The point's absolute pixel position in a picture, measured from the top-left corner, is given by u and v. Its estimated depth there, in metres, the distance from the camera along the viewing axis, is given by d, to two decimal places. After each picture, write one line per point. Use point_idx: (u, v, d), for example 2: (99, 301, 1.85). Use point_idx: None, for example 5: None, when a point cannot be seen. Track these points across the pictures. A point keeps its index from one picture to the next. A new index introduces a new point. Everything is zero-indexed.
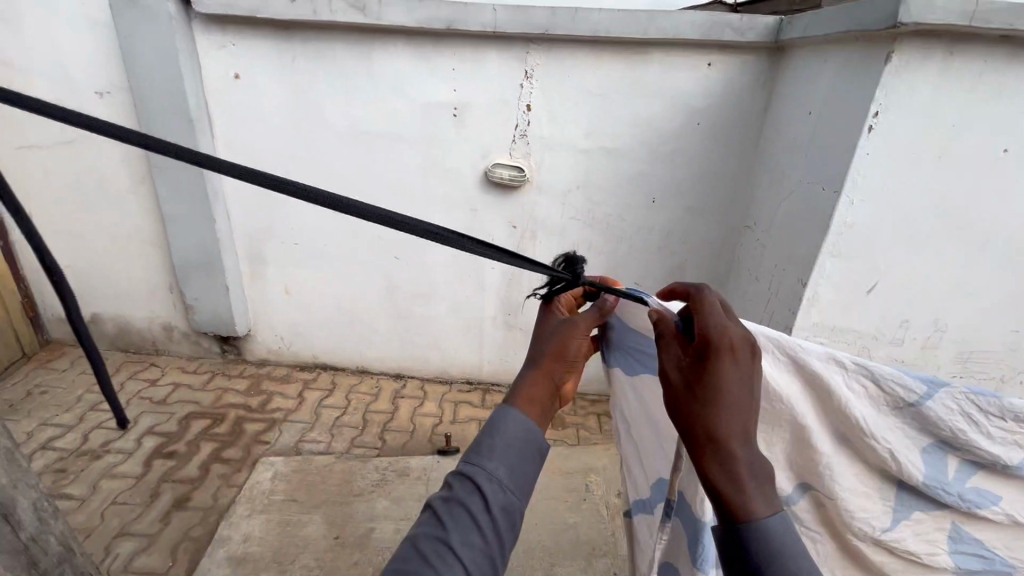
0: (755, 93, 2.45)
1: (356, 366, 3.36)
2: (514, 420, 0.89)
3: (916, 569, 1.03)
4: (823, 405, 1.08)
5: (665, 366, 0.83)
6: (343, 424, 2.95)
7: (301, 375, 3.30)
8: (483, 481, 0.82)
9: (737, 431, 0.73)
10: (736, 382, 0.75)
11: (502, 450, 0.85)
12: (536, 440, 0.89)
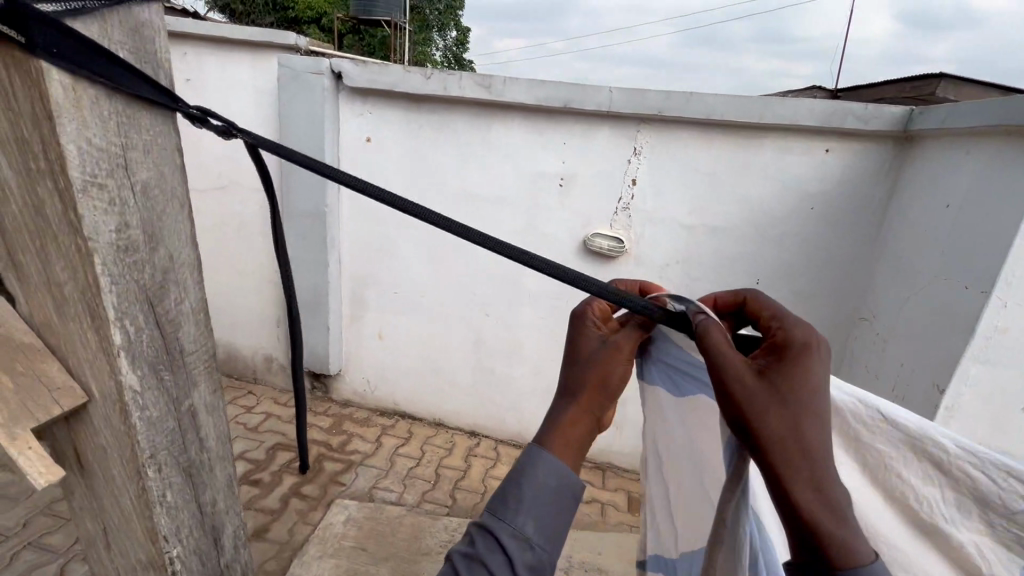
0: (878, 181, 2.36)
1: (433, 419, 3.39)
2: (547, 466, 0.74)
3: None
4: (891, 491, 0.83)
5: (733, 367, 0.65)
6: (416, 475, 2.95)
7: (380, 421, 3.37)
8: (504, 536, 0.72)
9: (821, 450, 0.61)
10: (823, 395, 0.64)
11: (531, 502, 0.73)
12: (570, 485, 0.74)
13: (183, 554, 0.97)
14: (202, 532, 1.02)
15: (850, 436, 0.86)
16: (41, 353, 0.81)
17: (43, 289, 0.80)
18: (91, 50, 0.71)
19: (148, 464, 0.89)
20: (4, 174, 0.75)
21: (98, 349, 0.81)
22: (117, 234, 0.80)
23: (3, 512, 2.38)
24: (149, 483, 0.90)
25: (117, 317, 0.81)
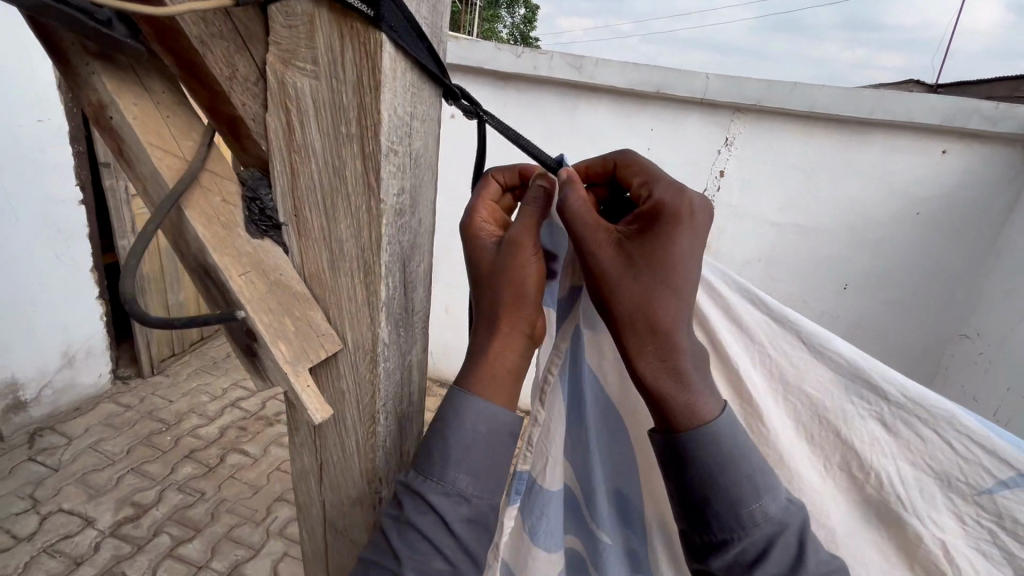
0: (1001, 188, 2.21)
1: None
2: (473, 409, 0.68)
3: None
4: (845, 450, 0.80)
5: (597, 253, 0.68)
6: None
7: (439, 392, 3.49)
8: (437, 500, 0.65)
9: (676, 318, 0.65)
10: (684, 263, 0.67)
11: (458, 457, 0.66)
12: (507, 424, 0.69)
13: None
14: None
15: (781, 375, 0.86)
16: (311, 307, 0.66)
17: (316, 255, 0.65)
18: (414, 25, 0.56)
19: (380, 459, 0.76)
20: (308, 137, 0.59)
21: (365, 335, 0.68)
22: (400, 201, 0.63)
23: (110, 439, 2.64)
24: (376, 484, 0.77)
25: (387, 305, 0.67)
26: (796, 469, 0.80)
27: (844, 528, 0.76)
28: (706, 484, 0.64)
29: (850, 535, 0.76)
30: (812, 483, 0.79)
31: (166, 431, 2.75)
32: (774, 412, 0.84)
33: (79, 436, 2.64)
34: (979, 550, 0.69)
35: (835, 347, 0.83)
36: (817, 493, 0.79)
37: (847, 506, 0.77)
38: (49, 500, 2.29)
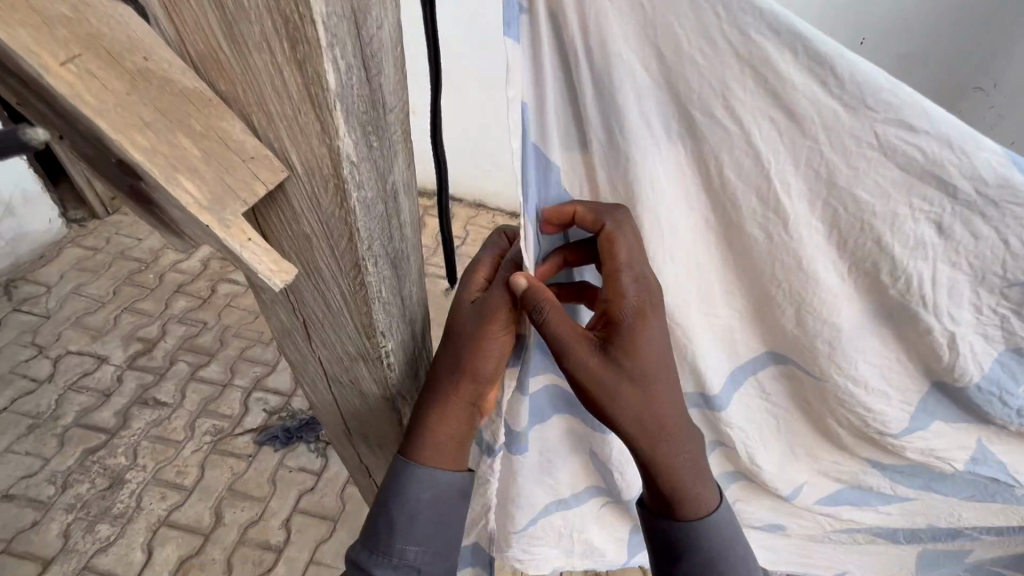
0: None
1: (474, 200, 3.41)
2: (422, 479, 0.81)
3: (868, 444, 0.90)
4: (875, 255, 0.72)
5: (582, 362, 0.71)
6: (462, 254, 3.07)
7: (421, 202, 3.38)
8: (382, 571, 0.81)
9: (672, 414, 0.76)
10: (659, 372, 0.74)
11: (404, 530, 0.81)
12: (450, 481, 0.83)
13: (404, 401, 0.88)
14: (420, 379, 0.91)
15: (823, 170, 0.69)
16: (223, 116, 0.54)
17: (202, 20, 0.50)
18: None
19: (374, 312, 0.72)
20: None
21: (325, 158, 0.57)
22: None
23: (91, 283, 2.57)
24: (378, 340, 0.75)
25: (342, 100, 0.53)
26: (819, 282, 0.76)
27: (855, 332, 0.78)
28: (707, 561, 0.81)
29: (862, 336, 0.79)
30: (834, 290, 0.76)
31: (146, 269, 2.67)
32: (802, 213, 0.73)
33: (57, 283, 2.56)
34: (983, 335, 0.73)
35: (907, 127, 0.63)
36: (839, 301, 0.77)
37: (868, 309, 0.77)
38: (54, 345, 2.33)
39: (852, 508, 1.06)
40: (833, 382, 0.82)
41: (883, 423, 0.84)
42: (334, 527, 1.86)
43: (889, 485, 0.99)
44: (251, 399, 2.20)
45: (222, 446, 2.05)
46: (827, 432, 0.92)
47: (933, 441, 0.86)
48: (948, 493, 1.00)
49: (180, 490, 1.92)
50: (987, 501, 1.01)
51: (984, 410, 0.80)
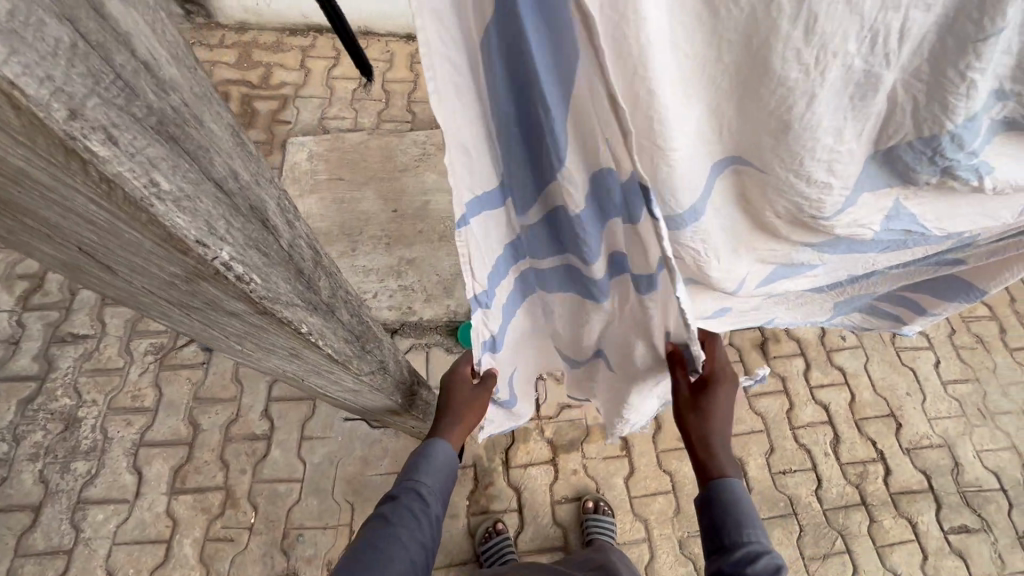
0: None
1: (357, 28, 2.86)
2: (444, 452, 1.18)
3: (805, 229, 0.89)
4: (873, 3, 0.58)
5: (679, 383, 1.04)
6: (363, 97, 2.67)
7: (294, 42, 2.81)
8: (420, 492, 1.12)
9: (719, 426, 1.03)
10: (721, 409, 1.03)
11: (431, 471, 1.15)
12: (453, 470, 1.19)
13: (295, 310, 0.73)
14: (304, 278, 0.75)
15: None
16: None
17: None
18: None
19: (167, 220, 0.51)
20: None
21: None
22: None
23: None
24: (205, 251, 0.56)
25: None
26: (808, 61, 0.61)
27: (827, 124, 0.69)
28: (726, 513, 1.00)
29: (831, 127, 0.69)
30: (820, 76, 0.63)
31: None
32: None
33: None
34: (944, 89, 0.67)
35: None
36: (822, 82, 0.63)
37: (848, 93, 0.66)
38: None
39: (784, 283, 1.10)
40: (778, 174, 0.75)
41: (818, 210, 0.81)
42: (314, 405, 1.90)
43: (816, 255, 1.01)
44: None
45: (169, 361, 1.95)
46: (765, 223, 0.89)
47: (860, 216, 0.86)
48: (866, 252, 1.05)
49: (143, 412, 1.87)
50: (902, 249, 1.08)
51: (910, 169, 0.78)
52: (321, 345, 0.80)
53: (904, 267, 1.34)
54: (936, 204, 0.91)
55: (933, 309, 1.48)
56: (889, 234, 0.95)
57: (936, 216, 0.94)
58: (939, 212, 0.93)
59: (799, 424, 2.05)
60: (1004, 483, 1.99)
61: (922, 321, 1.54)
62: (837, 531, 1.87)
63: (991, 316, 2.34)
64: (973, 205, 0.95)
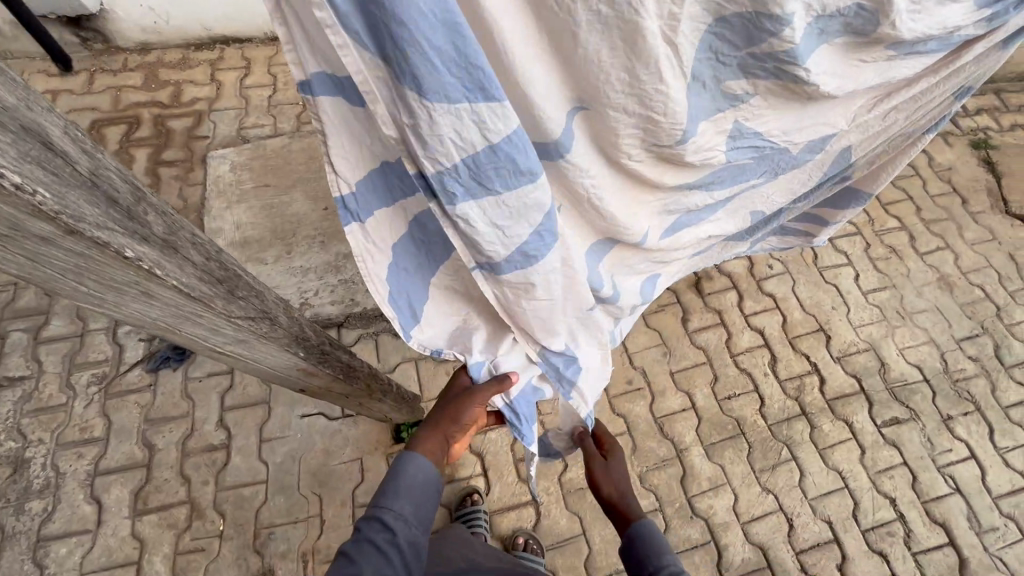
0: None
1: (265, 34, 2.83)
2: (417, 464, 1.06)
3: (664, 165, 0.95)
4: None
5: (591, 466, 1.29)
6: (279, 102, 2.66)
7: (201, 57, 2.77)
8: (390, 518, 0.99)
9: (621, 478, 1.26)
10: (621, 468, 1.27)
11: (404, 490, 1.02)
12: (433, 481, 1.07)
13: (114, 232, 0.56)
14: (121, 208, 0.58)
15: None
16: None
17: None
18: None
19: None
20: None
21: None
22: None
23: None
24: None
25: None
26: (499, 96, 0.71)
27: (481, 156, 0.75)
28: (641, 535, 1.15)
29: (475, 162, 0.76)
30: (453, 107, 0.70)
31: None
32: None
33: None
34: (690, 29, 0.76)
35: None
36: (442, 119, 0.70)
37: (498, 118, 0.72)
38: None
39: (689, 229, 1.19)
40: (608, 115, 0.81)
41: (659, 142, 0.88)
42: (269, 407, 1.91)
43: (707, 197, 1.12)
44: (120, 335, 2.01)
45: (114, 389, 1.93)
46: (634, 173, 0.95)
47: (705, 141, 0.94)
48: (750, 181, 1.15)
49: (93, 442, 1.85)
50: (780, 175, 1.19)
51: (716, 84, 0.88)
52: (156, 301, 0.66)
53: (809, 196, 1.41)
54: (774, 119, 1.01)
55: (833, 218, 1.58)
56: (743, 153, 1.04)
57: (776, 130, 1.04)
58: (778, 126, 1.03)
59: (739, 351, 2.17)
60: (926, 374, 2.16)
61: (828, 230, 1.62)
62: (783, 442, 2.00)
63: (901, 227, 2.52)
64: (805, 117, 1.05)
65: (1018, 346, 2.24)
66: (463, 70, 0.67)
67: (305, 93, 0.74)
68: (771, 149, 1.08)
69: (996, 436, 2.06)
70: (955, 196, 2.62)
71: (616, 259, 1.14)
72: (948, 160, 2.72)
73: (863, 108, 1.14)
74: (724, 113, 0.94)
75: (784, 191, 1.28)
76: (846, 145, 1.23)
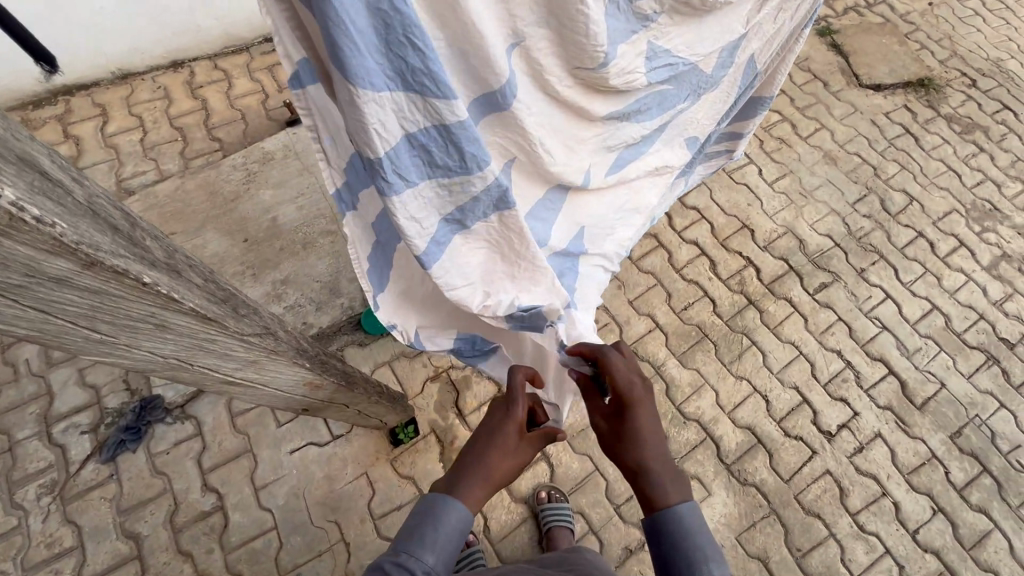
0: None
1: (112, 73, 2.54)
2: (456, 510, 0.99)
3: (592, 92, 1.00)
4: None
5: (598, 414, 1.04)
6: (155, 143, 2.43)
7: (44, 115, 2.44)
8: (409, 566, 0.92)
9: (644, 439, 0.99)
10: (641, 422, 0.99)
11: (431, 541, 0.96)
12: (466, 526, 1.00)
13: (128, 260, 0.57)
14: (123, 234, 0.59)
15: None
16: None
17: None
18: None
19: None
20: None
21: None
22: None
23: None
24: None
25: None
26: (436, 70, 0.72)
27: (398, 148, 0.77)
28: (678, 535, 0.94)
29: (394, 153, 0.77)
30: (377, 96, 0.71)
31: None
32: None
33: None
34: None
35: None
36: (367, 108, 0.70)
37: (416, 109, 0.75)
38: None
39: (632, 165, 1.25)
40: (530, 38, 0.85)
41: (585, 66, 0.93)
42: (254, 455, 1.82)
43: (640, 128, 1.19)
44: (58, 435, 1.80)
45: (71, 493, 1.74)
46: (571, 108, 1.00)
47: (625, 63, 1.00)
48: (674, 105, 1.23)
49: (67, 554, 1.67)
50: (700, 93, 1.29)
51: (627, 6, 0.94)
52: (171, 330, 0.67)
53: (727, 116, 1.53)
54: (679, 35, 1.09)
55: (744, 130, 1.70)
56: (662, 74, 1.10)
57: (687, 44, 1.12)
58: (684, 40, 1.11)
59: (682, 265, 2.34)
60: (836, 240, 2.45)
61: (744, 142, 1.74)
62: (741, 333, 2.20)
63: (783, 119, 2.79)
64: (707, 26, 1.14)
65: (897, 196, 2.59)
66: (388, 58, 0.69)
67: (293, 85, 0.73)
68: (684, 66, 1.15)
69: (901, 274, 2.39)
70: (817, 81, 2.93)
71: (574, 210, 1.18)
72: (804, 52, 3.03)
73: (755, 13, 1.26)
74: (638, 34, 1.00)
75: (705, 109, 1.38)
76: (749, 52, 1.35)
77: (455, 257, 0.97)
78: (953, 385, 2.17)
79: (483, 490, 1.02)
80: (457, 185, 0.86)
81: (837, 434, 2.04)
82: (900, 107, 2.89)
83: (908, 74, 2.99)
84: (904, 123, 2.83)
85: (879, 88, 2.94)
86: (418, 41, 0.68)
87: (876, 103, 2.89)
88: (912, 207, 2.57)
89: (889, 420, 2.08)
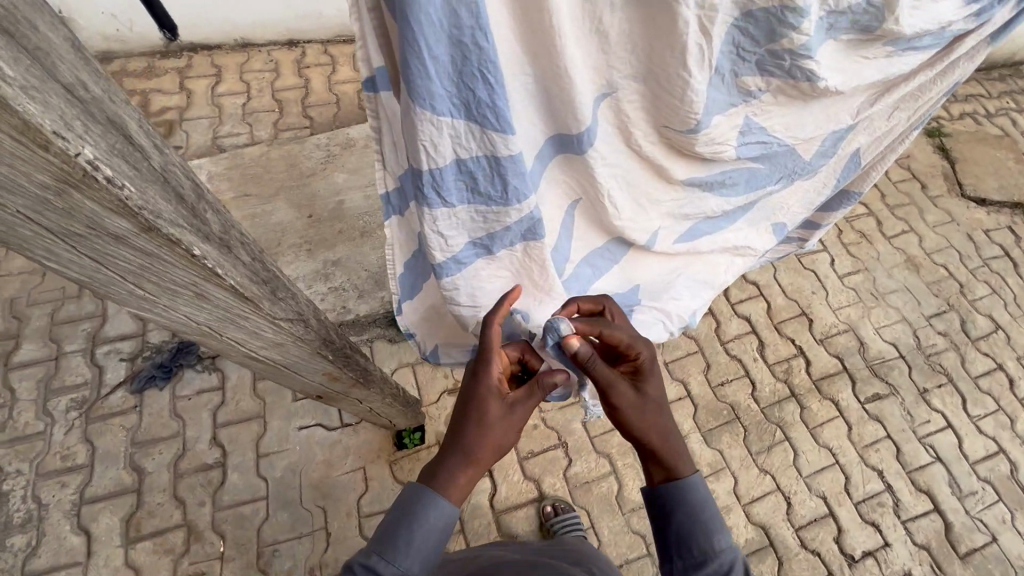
0: None
1: (233, 40, 2.75)
2: (435, 510, 0.89)
3: (678, 156, 0.98)
4: None
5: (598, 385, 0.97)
6: (254, 110, 2.59)
7: (168, 65, 2.67)
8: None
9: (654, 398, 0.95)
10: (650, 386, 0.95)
11: (413, 546, 0.86)
12: (449, 527, 0.90)
13: (183, 231, 0.59)
14: (187, 206, 0.62)
15: None
16: None
17: None
18: None
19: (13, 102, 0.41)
20: None
21: None
22: None
23: None
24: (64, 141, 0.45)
25: None
26: (501, 105, 0.72)
27: (445, 169, 0.78)
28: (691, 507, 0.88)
29: (438, 173, 0.78)
30: (436, 118, 0.71)
31: None
32: None
33: None
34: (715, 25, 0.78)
35: None
36: (422, 126, 0.71)
37: (471, 138, 0.75)
38: None
39: (705, 237, 1.21)
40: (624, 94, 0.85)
41: (679, 130, 0.91)
42: (265, 421, 1.86)
43: (722, 202, 1.15)
44: (100, 357, 1.92)
45: (96, 413, 1.83)
46: (654, 169, 0.98)
47: (719, 135, 0.97)
48: (763, 185, 1.19)
49: (77, 470, 1.75)
50: (792, 178, 1.23)
51: (733, 79, 0.91)
52: (214, 297, 0.69)
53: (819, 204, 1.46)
54: (783, 117, 1.05)
55: (823, 221, 1.62)
56: (755, 150, 1.07)
57: (790, 126, 1.08)
58: (786, 121, 1.06)
59: (728, 338, 2.23)
60: (901, 351, 2.27)
61: (820, 233, 1.65)
62: (776, 425, 2.06)
63: (869, 212, 2.65)
64: (815, 112, 1.09)
65: (981, 320, 2.39)
66: (457, 86, 0.70)
67: (368, 88, 0.75)
68: (780, 147, 1.11)
69: (968, 405, 2.18)
70: (915, 181, 2.78)
71: (629, 265, 1.17)
72: (906, 149, 2.88)
73: (869, 106, 1.19)
74: (740, 107, 0.97)
75: (797, 195, 1.32)
76: (853, 146, 1.29)
77: (475, 277, 0.98)
78: (1006, 541, 1.94)
79: (469, 480, 0.94)
80: (493, 215, 0.87)
81: (860, 561, 1.86)
82: (1002, 228, 2.68)
83: (1019, 195, 2.78)
84: (1004, 245, 2.62)
85: (983, 202, 2.75)
86: (489, 75, 0.69)
87: (976, 217, 2.70)
88: (996, 335, 2.36)
89: (923, 561, 1.88)
